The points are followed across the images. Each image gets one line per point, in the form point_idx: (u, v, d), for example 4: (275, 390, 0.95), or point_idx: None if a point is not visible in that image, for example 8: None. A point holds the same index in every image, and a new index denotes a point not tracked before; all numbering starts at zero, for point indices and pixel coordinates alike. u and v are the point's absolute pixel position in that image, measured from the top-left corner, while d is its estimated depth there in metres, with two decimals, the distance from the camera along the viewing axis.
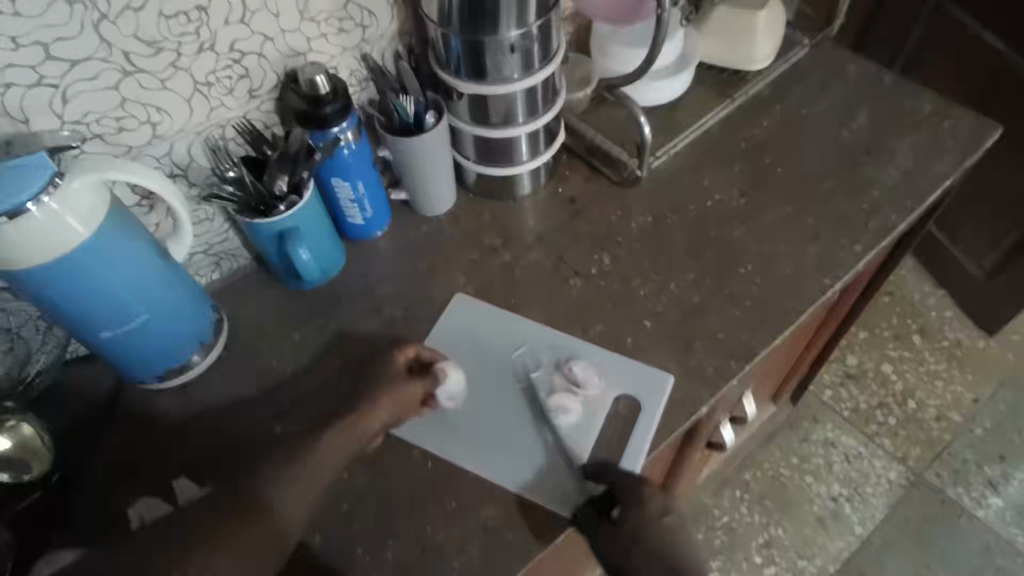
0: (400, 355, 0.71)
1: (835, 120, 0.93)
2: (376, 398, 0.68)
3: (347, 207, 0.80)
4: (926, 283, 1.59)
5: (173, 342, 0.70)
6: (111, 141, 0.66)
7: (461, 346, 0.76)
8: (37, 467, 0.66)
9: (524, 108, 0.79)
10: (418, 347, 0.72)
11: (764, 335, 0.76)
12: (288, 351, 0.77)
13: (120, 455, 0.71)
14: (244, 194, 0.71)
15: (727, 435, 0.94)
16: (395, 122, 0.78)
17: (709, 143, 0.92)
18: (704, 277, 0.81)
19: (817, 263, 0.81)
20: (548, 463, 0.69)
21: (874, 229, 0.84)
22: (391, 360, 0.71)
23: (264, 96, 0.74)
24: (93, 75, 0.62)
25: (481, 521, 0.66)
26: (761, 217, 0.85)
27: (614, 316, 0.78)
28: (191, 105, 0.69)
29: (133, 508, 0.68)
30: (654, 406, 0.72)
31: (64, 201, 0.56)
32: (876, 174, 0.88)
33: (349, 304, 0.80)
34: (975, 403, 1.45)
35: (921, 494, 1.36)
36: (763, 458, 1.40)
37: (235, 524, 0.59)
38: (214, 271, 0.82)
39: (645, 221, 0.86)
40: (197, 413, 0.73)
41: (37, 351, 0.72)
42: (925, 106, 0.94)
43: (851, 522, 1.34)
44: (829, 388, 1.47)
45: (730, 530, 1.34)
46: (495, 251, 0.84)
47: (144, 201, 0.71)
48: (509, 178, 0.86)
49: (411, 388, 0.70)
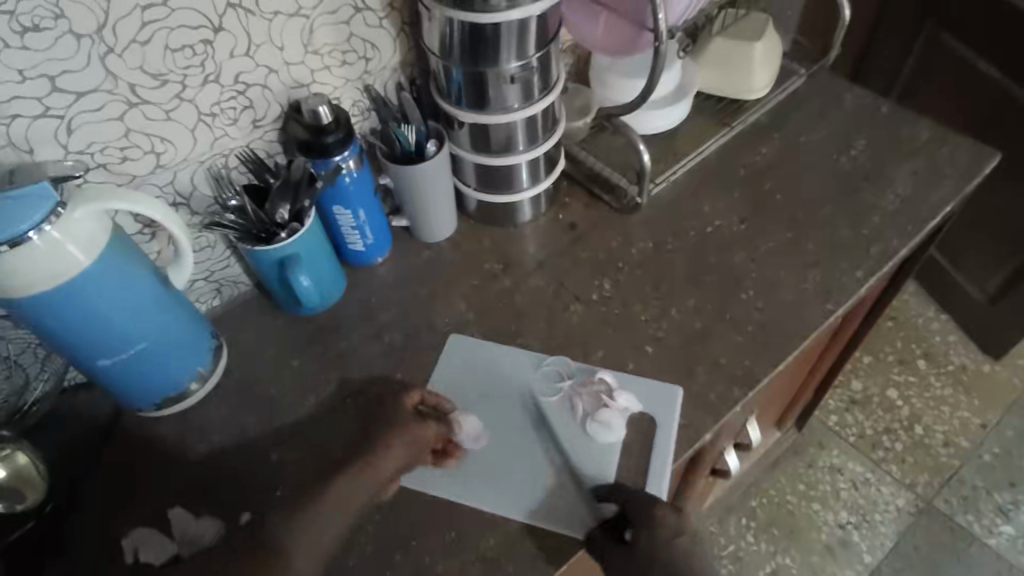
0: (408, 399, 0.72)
1: (834, 147, 0.94)
2: (388, 443, 0.69)
3: (348, 234, 0.81)
4: (929, 308, 1.58)
5: (171, 370, 0.70)
6: (115, 170, 0.67)
7: (470, 377, 0.75)
8: (31, 496, 0.66)
9: (524, 137, 0.80)
10: (423, 391, 0.73)
11: (767, 361, 0.76)
12: (287, 378, 0.77)
13: (116, 483, 0.70)
14: (245, 222, 0.71)
15: (732, 461, 0.93)
16: (397, 150, 0.78)
17: (709, 170, 0.93)
18: (706, 303, 0.81)
19: (819, 288, 0.81)
20: (565, 502, 0.67)
21: (875, 254, 0.84)
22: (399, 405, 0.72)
23: (267, 126, 0.75)
24: (98, 107, 0.63)
25: (480, 551, 0.65)
26: (762, 243, 0.85)
27: (615, 342, 0.78)
28: (195, 135, 0.70)
29: (127, 539, 0.67)
30: (668, 423, 0.71)
31: (66, 230, 0.57)
32: (876, 200, 0.89)
33: (350, 330, 0.80)
34: (982, 428, 1.43)
35: (931, 521, 1.34)
36: (769, 484, 1.38)
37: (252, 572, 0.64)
38: (214, 298, 0.82)
39: (646, 247, 0.86)
40: (194, 440, 0.73)
41: (34, 379, 0.72)
42: (923, 133, 0.95)
43: (859, 551, 1.31)
44: (834, 414, 1.46)
45: (736, 558, 1.31)
46: (496, 276, 0.84)
47: (146, 229, 0.71)
48: (509, 205, 0.86)
49: (423, 431, 0.70)
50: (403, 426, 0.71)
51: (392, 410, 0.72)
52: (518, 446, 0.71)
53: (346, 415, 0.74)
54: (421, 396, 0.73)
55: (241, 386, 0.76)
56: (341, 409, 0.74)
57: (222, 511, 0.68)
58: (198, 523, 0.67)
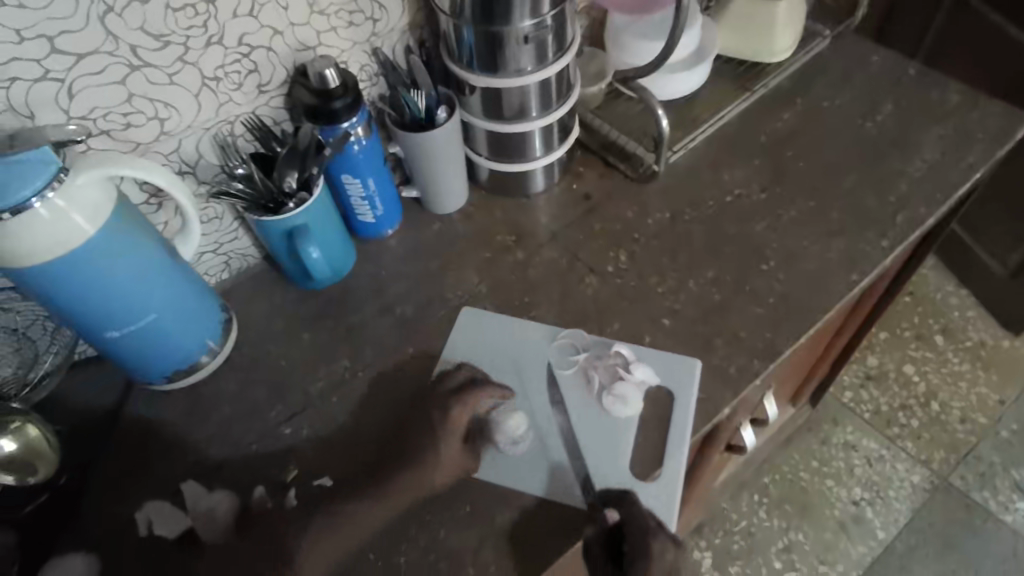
0: (457, 411, 0.67)
1: (858, 113, 0.91)
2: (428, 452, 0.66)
3: (357, 205, 0.79)
4: (948, 282, 1.55)
5: (182, 342, 0.69)
6: (119, 137, 0.65)
7: (482, 348, 0.74)
8: (42, 469, 0.64)
9: (538, 102, 0.77)
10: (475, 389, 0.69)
11: (789, 334, 0.74)
12: (298, 353, 0.76)
13: (128, 456, 0.69)
14: (253, 191, 0.69)
15: (749, 437, 0.92)
16: (406, 117, 0.76)
17: (728, 138, 0.90)
18: (725, 274, 0.78)
19: (842, 259, 0.79)
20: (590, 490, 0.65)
21: (902, 223, 0.81)
22: (448, 419, 0.67)
23: (273, 91, 0.72)
24: (100, 69, 0.61)
25: (496, 526, 0.64)
26: (784, 212, 0.83)
27: (632, 315, 0.76)
28: (199, 100, 0.68)
29: (140, 512, 0.66)
30: (687, 397, 0.70)
31: (68, 198, 0.55)
32: (903, 167, 0.85)
33: (361, 303, 0.79)
34: (1001, 404, 1.41)
35: (946, 497, 1.32)
36: (782, 460, 1.37)
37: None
38: (223, 271, 0.81)
39: (662, 217, 0.83)
40: (205, 414, 0.72)
41: (44, 352, 0.71)
42: (952, 98, 0.91)
43: (873, 527, 1.30)
44: (849, 389, 1.44)
45: (748, 534, 1.31)
46: (509, 248, 0.82)
47: (153, 199, 0.70)
48: (522, 174, 0.84)
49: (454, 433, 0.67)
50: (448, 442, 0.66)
51: (440, 423, 0.67)
52: (538, 410, 0.70)
53: (358, 390, 0.72)
54: (472, 406, 0.68)
55: (252, 359, 0.75)
56: (353, 383, 0.73)
57: (235, 484, 0.68)
58: (211, 496, 0.67)
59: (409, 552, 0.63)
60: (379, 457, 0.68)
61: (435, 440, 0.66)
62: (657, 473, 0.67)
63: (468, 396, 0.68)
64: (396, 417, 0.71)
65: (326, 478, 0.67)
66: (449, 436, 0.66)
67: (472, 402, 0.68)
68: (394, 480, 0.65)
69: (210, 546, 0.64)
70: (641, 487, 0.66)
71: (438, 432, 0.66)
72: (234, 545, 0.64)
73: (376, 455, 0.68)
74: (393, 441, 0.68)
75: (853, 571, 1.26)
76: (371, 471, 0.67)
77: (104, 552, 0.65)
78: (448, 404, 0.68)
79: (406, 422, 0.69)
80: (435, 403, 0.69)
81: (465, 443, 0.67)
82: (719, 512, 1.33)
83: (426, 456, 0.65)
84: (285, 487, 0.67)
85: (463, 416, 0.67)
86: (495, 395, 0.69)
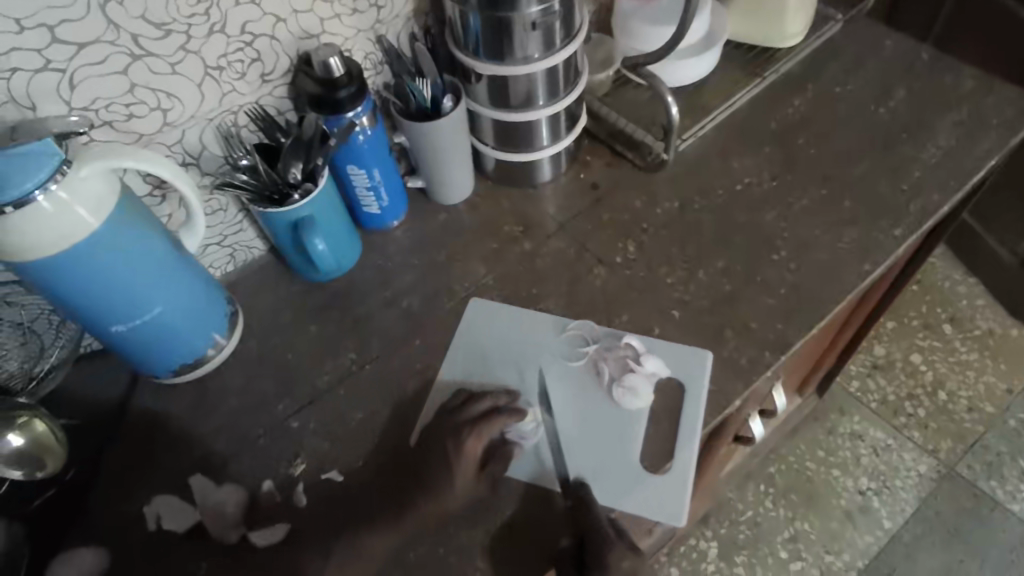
0: (471, 440, 0.64)
1: (871, 99, 0.89)
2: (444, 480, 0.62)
3: (363, 196, 0.78)
4: (956, 270, 1.53)
5: (189, 336, 0.68)
6: (121, 128, 0.64)
7: (490, 356, 0.72)
8: (50, 464, 0.63)
9: (545, 90, 0.76)
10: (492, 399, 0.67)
11: (800, 325, 0.73)
12: (304, 345, 0.75)
13: (135, 449, 0.69)
14: (258, 182, 0.69)
15: (757, 428, 0.91)
16: (412, 106, 0.75)
17: (738, 125, 0.89)
18: (735, 264, 0.77)
19: (853, 248, 0.77)
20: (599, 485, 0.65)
21: (915, 211, 0.80)
22: (462, 450, 0.63)
23: (277, 80, 0.71)
24: (101, 59, 0.60)
25: (505, 519, 0.63)
26: (795, 201, 0.82)
27: (641, 306, 0.75)
28: (202, 90, 0.67)
29: (149, 507, 0.66)
30: (697, 390, 0.69)
31: (72, 190, 0.54)
32: (916, 154, 0.84)
33: (367, 295, 0.78)
34: (1009, 393, 1.40)
35: (953, 487, 1.32)
36: (788, 451, 1.37)
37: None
38: (228, 264, 0.80)
39: (671, 207, 0.82)
40: (212, 406, 0.72)
41: (50, 347, 0.70)
42: (966, 83, 0.89)
43: (879, 517, 1.30)
44: (856, 379, 1.43)
45: (754, 524, 1.31)
46: (516, 239, 0.81)
47: (156, 190, 0.69)
48: (529, 164, 0.83)
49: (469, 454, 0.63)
50: (461, 468, 0.63)
51: (454, 454, 0.63)
52: (549, 423, 0.68)
53: (366, 382, 0.72)
54: (487, 435, 0.64)
55: (259, 352, 0.75)
56: (360, 375, 0.72)
57: (243, 478, 0.67)
58: (220, 490, 0.67)
59: (418, 548, 0.62)
60: (398, 482, 0.64)
61: (448, 470, 0.63)
62: (667, 465, 0.66)
63: (483, 426, 0.64)
64: (411, 438, 0.68)
65: (334, 472, 0.67)
66: (463, 469, 0.63)
67: (488, 430, 0.64)
68: (409, 509, 0.62)
69: (217, 540, 0.64)
70: (651, 480, 0.65)
71: (451, 466, 0.63)
72: (243, 538, 0.64)
73: (390, 479, 0.65)
74: (407, 463, 0.65)
75: (859, 560, 1.26)
76: (380, 467, 0.67)
77: (113, 546, 0.64)
78: (461, 433, 0.64)
79: (422, 442, 0.66)
80: (448, 430, 0.65)
81: (480, 471, 0.64)
82: (725, 502, 1.33)
83: (441, 487, 0.62)
84: (294, 481, 0.67)
85: (477, 445, 0.64)
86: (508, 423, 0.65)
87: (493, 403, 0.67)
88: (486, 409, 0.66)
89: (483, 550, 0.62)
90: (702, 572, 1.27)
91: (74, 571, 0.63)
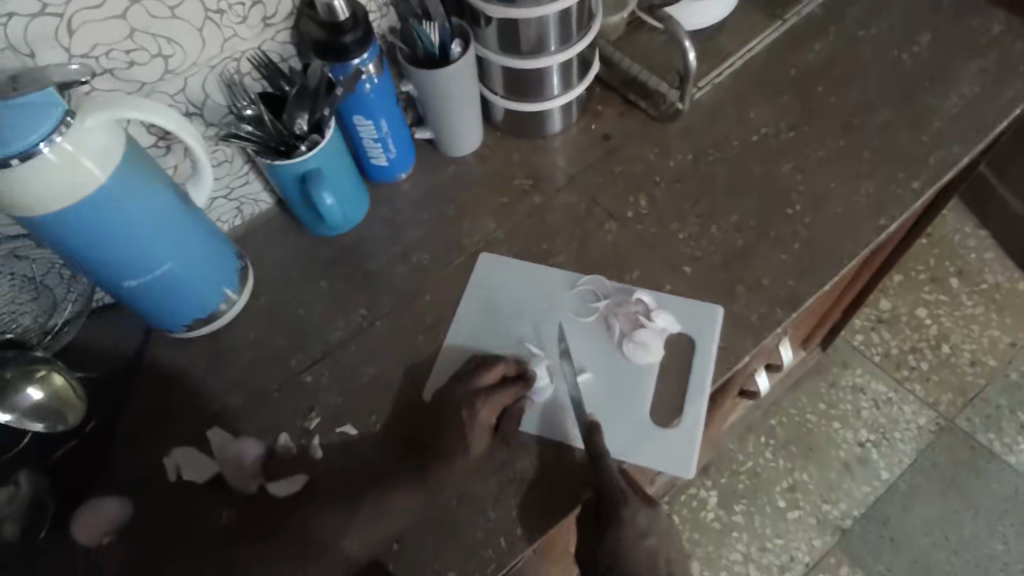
0: (485, 409, 0.64)
1: (894, 44, 0.86)
2: (455, 453, 0.63)
3: (370, 147, 0.76)
4: (967, 223, 1.51)
5: (201, 290, 0.68)
6: (122, 76, 0.63)
7: (498, 317, 0.72)
8: (71, 417, 0.65)
9: (558, 35, 0.73)
10: (502, 367, 0.67)
11: (812, 282, 0.72)
12: (315, 300, 0.75)
13: (151, 404, 0.70)
14: (263, 133, 0.67)
15: (762, 382, 0.90)
16: (419, 52, 0.73)
17: (755, 72, 0.86)
18: (748, 219, 0.76)
19: (870, 203, 0.76)
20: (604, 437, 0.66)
21: (934, 163, 0.78)
22: (476, 418, 0.64)
23: (279, 24, 0.69)
24: (99, 3, 0.58)
25: (518, 473, 0.64)
26: (812, 152, 0.80)
27: (652, 262, 0.74)
28: (203, 36, 0.65)
29: (169, 458, 0.67)
30: (708, 345, 0.69)
31: (77, 141, 0.53)
32: (938, 103, 0.81)
33: (376, 251, 0.77)
34: (1012, 347, 1.40)
35: (951, 438, 1.34)
36: (789, 404, 1.39)
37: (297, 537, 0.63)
38: (236, 218, 0.79)
39: (685, 158, 0.81)
40: (224, 360, 0.72)
41: (62, 300, 0.70)
42: (994, 27, 0.86)
43: (877, 468, 1.33)
44: (860, 333, 1.44)
45: (754, 475, 1.34)
46: (526, 193, 0.80)
47: (161, 141, 0.68)
48: (539, 115, 0.81)
49: (479, 422, 0.64)
50: (473, 437, 0.64)
51: (468, 423, 0.64)
52: (559, 382, 0.69)
53: (377, 337, 0.72)
54: (500, 404, 0.65)
55: (269, 307, 0.75)
56: (371, 330, 0.73)
57: (261, 430, 0.68)
58: (236, 443, 0.68)
59: (436, 503, 0.63)
60: (412, 450, 0.65)
61: (460, 441, 0.63)
62: (677, 420, 0.67)
63: (496, 394, 0.65)
64: (424, 394, 0.69)
65: (349, 425, 0.68)
66: (477, 436, 0.64)
67: (501, 399, 0.65)
68: (427, 473, 0.64)
69: (236, 488, 0.66)
70: (659, 434, 0.66)
71: (465, 434, 0.64)
72: (261, 489, 0.66)
73: (401, 437, 0.67)
74: (420, 421, 0.67)
75: (856, 509, 1.30)
76: (387, 426, 0.68)
77: (135, 496, 0.66)
78: (475, 403, 0.65)
79: (435, 410, 0.66)
80: (462, 398, 0.65)
81: (494, 436, 0.65)
82: (726, 453, 1.36)
83: (455, 455, 0.63)
84: (309, 434, 0.68)
85: (491, 414, 0.65)
86: (519, 392, 0.66)
87: (502, 372, 0.67)
88: (494, 379, 0.67)
89: (497, 499, 0.63)
90: (701, 519, 1.31)
91: (100, 518, 0.65)
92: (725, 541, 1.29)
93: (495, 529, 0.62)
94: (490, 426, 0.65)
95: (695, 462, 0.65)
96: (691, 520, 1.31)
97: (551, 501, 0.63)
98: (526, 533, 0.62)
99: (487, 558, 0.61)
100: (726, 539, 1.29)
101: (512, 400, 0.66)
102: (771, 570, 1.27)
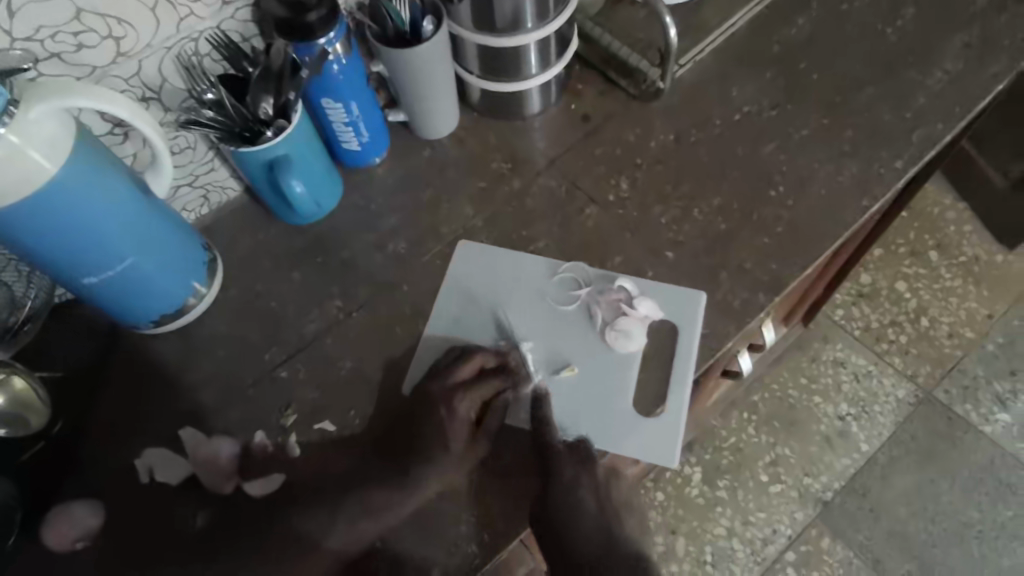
0: (463, 404, 0.64)
1: (879, 17, 0.84)
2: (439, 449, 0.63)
3: (341, 131, 0.73)
4: (947, 196, 1.51)
5: (166, 286, 0.65)
6: (71, 61, 0.59)
7: (477, 306, 0.70)
8: (34, 420, 0.65)
9: (534, 11, 0.70)
10: (480, 358, 0.67)
11: (796, 264, 0.71)
12: (288, 293, 0.73)
13: (118, 405, 0.68)
14: (226, 118, 0.63)
15: (744, 363, 0.88)
16: (389, 31, 0.69)
17: (737, 48, 0.84)
18: (731, 202, 0.75)
19: (853, 183, 0.75)
20: (586, 429, 0.65)
21: (918, 142, 0.77)
22: (455, 414, 0.64)
23: (238, 2, 0.65)
24: None
25: (501, 466, 0.63)
26: (795, 131, 0.78)
27: (634, 247, 0.73)
28: (157, 16, 0.61)
29: (140, 460, 0.66)
30: (690, 334, 0.68)
31: (23, 133, 0.50)
32: (922, 80, 0.80)
33: (350, 240, 0.75)
34: (989, 319, 1.42)
35: (929, 409, 1.36)
36: (772, 378, 1.40)
37: (279, 538, 0.61)
38: (202, 207, 0.76)
39: (667, 139, 0.79)
40: (195, 356, 0.70)
41: (22, 297, 0.67)
42: None
43: (857, 440, 1.34)
44: (841, 308, 1.44)
45: (737, 450, 1.35)
46: (504, 177, 0.78)
47: (117, 129, 0.64)
48: (517, 96, 0.78)
49: (458, 417, 0.64)
50: (455, 432, 0.64)
51: (447, 419, 0.64)
52: (542, 373, 0.68)
53: (353, 330, 0.70)
54: (479, 397, 0.65)
55: (241, 300, 0.73)
56: (348, 323, 0.71)
57: (235, 428, 0.67)
58: (211, 442, 0.66)
59: (418, 499, 0.62)
60: (394, 447, 0.64)
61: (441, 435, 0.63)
62: (660, 409, 0.66)
63: (475, 390, 0.65)
64: (402, 389, 0.67)
65: (326, 422, 0.66)
66: (457, 431, 0.64)
67: (481, 393, 0.65)
68: (410, 472, 0.62)
69: (211, 490, 0.64)
70: (643, 424, 0.66)
71: (444, 430, 0.64)
72: (237, 489, 0.64)
73: (383, 433, 0.65)
74: (401, 416, 0.66)
75: (836, 482, 1.32)
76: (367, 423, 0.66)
77: (105, 500, 0.64)
78: (453, 399, 0.65)
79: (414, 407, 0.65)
80: (440, 394, 0.65)
81: (476, 429, 0.65)
82: (710, 429, 1.37)
83: (437, 450, 0.63)
84: (285, 431, 0.66)
85: (470, 408, 0.65)
86: (495, 387, 0.66)
87: (481, 364, 0.67)
88: (472, 372, 0.66)
89: (480, 494, 0.62)
90: (686, 496, 1.33)
91: (70, 524, 0.63)
92: (709, 516, 1.31)
93: (479, 524, 0.61)
94: (469, 421, 0.64)
95: (678, 453, 0.65)
96: (676, 497, 1.33)
97: (538, 489, 0.62)
98: (509, 527, 0.61)
99: (469, 553, 0.61)
100: (709, 514, 1.31)
101: (491, 394, 0.66)
102: (753, 543, 1.29)
